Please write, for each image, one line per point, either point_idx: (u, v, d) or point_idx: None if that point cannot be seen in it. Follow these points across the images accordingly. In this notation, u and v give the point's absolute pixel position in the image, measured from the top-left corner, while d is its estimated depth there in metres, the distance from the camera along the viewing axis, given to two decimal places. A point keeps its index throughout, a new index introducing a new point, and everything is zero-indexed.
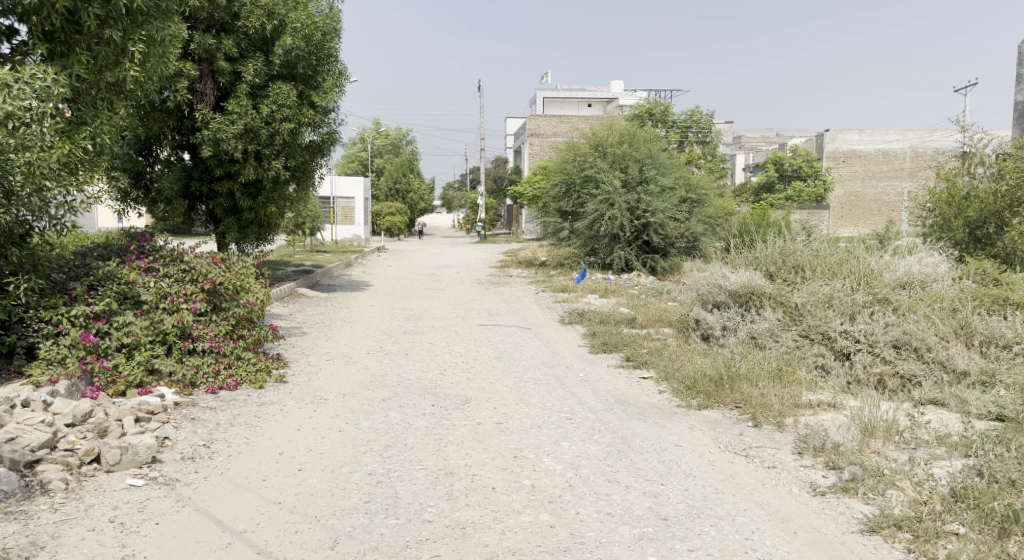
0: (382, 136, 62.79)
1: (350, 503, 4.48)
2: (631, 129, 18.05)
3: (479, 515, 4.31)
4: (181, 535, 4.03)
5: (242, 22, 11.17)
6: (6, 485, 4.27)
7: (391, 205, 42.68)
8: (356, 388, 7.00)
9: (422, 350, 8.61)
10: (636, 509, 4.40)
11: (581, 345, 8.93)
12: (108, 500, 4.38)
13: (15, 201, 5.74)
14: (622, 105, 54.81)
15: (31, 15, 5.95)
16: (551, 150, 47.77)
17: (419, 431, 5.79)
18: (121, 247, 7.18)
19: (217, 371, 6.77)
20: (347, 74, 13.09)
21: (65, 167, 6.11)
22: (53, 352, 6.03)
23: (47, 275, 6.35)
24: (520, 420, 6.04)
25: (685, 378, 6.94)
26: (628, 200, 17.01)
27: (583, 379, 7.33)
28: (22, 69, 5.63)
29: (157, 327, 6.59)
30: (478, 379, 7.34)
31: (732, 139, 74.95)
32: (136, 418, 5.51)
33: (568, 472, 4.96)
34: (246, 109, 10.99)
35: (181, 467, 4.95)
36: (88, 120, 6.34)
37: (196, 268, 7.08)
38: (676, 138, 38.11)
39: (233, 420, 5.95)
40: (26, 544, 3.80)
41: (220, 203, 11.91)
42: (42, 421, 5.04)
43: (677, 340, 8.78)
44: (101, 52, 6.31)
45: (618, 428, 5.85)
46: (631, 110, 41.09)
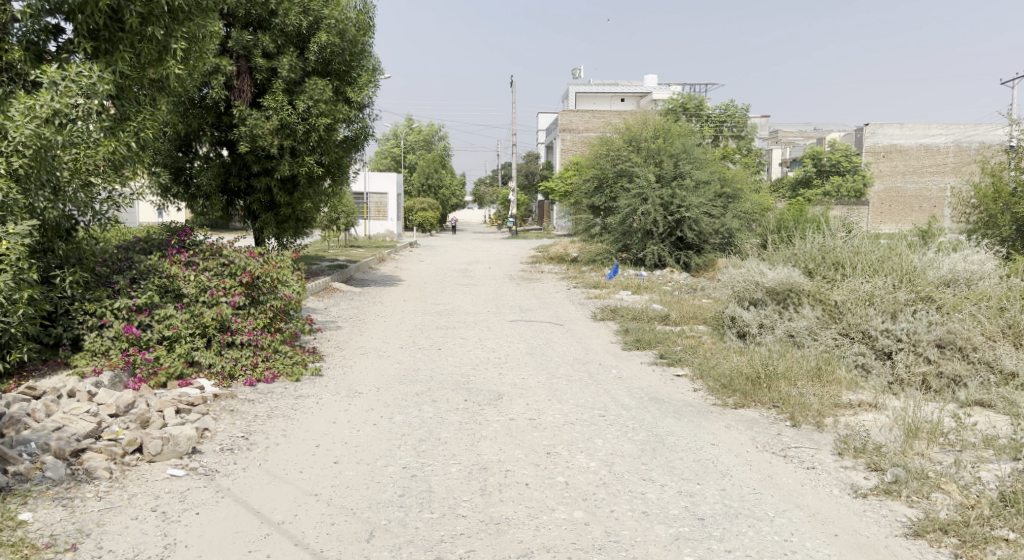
0: (415, 132, 63.21)
1: (385, 496, 4.51)
2: (665, 124, 17.82)
3: (513, 511, 4.31)
4: (221, 525, 4.09)
5: (279, 19, 11.28)
6: (53, 473, 4.41)
7: (424, 202, 42.94)
8: (390, 382, 7.05)
9: (455, 345, 8.63)
10: (672, 508, 4.35)
11: (614, 341, 8.88)
12: (151, 490, 4.46)
13: (62, 197, 5.92)
14: (654, 100, 54.45)
15: (76, 14, 6.04)
16: (584, 145, 47.47)
17: (453, 426, 5.80)
18: (161, 242, 7.34)
19: (255, 364, 6.88)
20: (381, 69, 13.15)
21: (110, 164, 6.27)
22: (97, 344, 6.14)
23: (91, 269, 6.50)
24: (553, 417, 6.01)
25: (720, 377, 6.83)
26: (662, 195, 16.81)
27: (616, 376, 7.29)
28: (68, 67, 5.77)
29: (197, 319, 6.68)
30: (511, 375, 7.34)
31: (769, 135, 73.72)
32: (177, 409, 5.61)
33: (602, 469, 4.93)
34: (281, 105, 11.16)
35: (220, 458, 5.03)
36: (131, 116, 6.46)
37: (235, 262, 7.21)
38: (711, 133, 37.72)
39: (271, 412, 6.04)
40: (73, 531, 3.89)
41: (258, 198, 12.03)
42: (86, 411, 5.18)
43: (713, 338, 8.62)
44: (144, 50, 6.42)
45: (652, 426, 5.79)
46: (664, 104, 40.68)
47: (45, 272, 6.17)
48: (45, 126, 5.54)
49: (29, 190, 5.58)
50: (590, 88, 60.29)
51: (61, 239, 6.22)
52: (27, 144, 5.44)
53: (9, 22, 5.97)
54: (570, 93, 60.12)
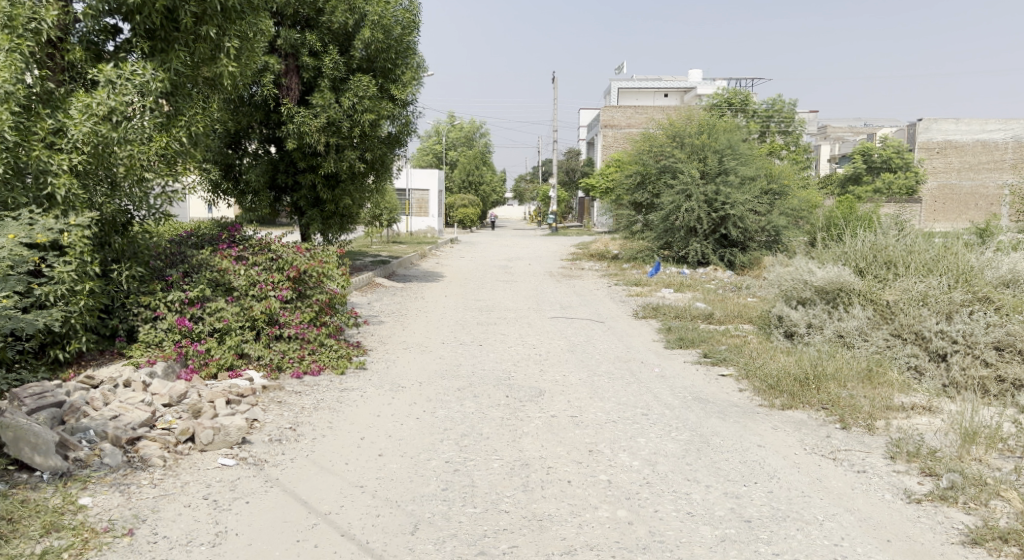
0: (456, 129, 63.61)
1: (429, 489, 4.54)
2: (710, 119, 17.56)
3: (556, 508, 4.30)
4: (270, 514, 4.17)
5: (326, 18, 11.47)
6: (111, 459, 4.57)
7: (464, 198, 43.17)
8: (432, 376, 7.10)
9: (496, 341, 8.65)
10: (718, 509, 4.29)
11: (656, 340, 8.78)
12: (202, 478, 4.58)
13: (118, 192, 6.18)
14: (699, 94, 53.78)
15: (134, 15, 6.22)
16: (626, 141, 47.07)
17: (495, 421, 5.81)
18: (212, 237, 7.52)
19: (302, 357, 6.99)
20: (425, 66, 13.24)
21: (163, 159, 6.43)
22: (151, 335, 6.36)
23: (146, 262, 6.68)
24: (595, 415, 5.97)
25: (767, 377, 6.70)
26: (706, 191, 16.57)
27: (659, 375, 7.22)
28: (123, 66, 5.92)
29: (247, 312, 6.81)
30: (552, 372, 7.33)
31: (817, 131, 72.18)
32: (228, 400, 5.74)
33: (646, 468, 4.88)
34: (328, 102, 11.30)
35: (269, 449, 5.13)
36: (184, 112, 6.57)
37: (283, 257, 7.33)
38: (758, 128, 37.06)
39: (318, 404, 6.14)
40: (130, 516, 4.02)
41: (304, 195, 12.22)
42: (141, 401, 5.34)
43: (759, 337, 8.44)
44: (198, 48, 6.56)
45: (697, 426, 5.71)
46: (709, 99, 40.16)
47: (102, 266, 6.36)
48: (102, 123, 5.76)
49: (87, 185, 5.91)
50: (633, 83, 59.71)
51: (118, 233, 6.46)
52: (85, 141, 5.71)
53: (71, 21, 6.18)
54: (612, 89, 59.74)
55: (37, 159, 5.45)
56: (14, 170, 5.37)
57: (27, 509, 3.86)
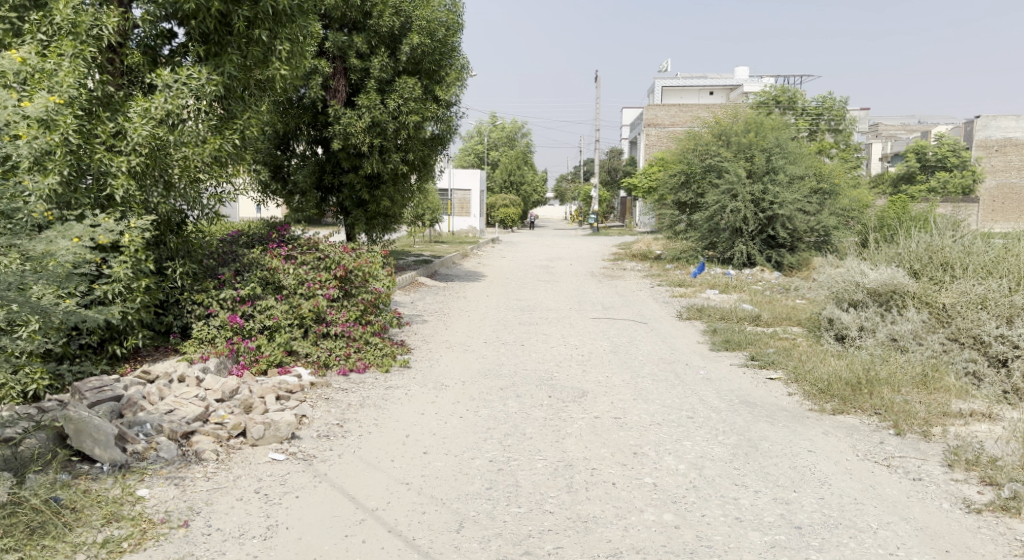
0: (498, 129, 63.85)
1: (473, 488, 4.56)
2: (757, 117, 17.26)
3: (601, 510, 4.27)
4: (319, 509, 4.24)
5: (373, 21, 11.61)
6: (167, 453, 4.71)
7: (506, 198, 43.27)
8: (475, 376, 7.13)
9: (538, 341, 8.65)
10: (767, 515, 4.21)
11: (701, 342, 8.66)
12: (254, 472, 4.68)
13: (173, 192, 6.40)
14: (745, 92, 52.96)
15: (190, 19, 6.39)
16: (669, 140, 46.54)
17: (538, 421, 5.81)
18: (262, 236, 7.68)
19: (348, 355, 7.10)
20: (469, 67, 13.30)
21: (216, 161, 6.57)
22: (205, 332, 6.50)
23: (199, 261, 6.86)
24: (639, 417, 5.91)
25: (818, 381, 6.54)
26: (753, 191, 16.28)
27: (704, 377, 7.11)
28: (179, 71, 6.14)
29: (295, 311, 6.96)
30: (595, 373, 7.28)
31: (868, 128, 70.38)
32: (277, 396, 5.87)
33: (692, 472, 4.81)
34: (374, 103, 11.45)
35: (317, 444, 5.23)
36: (236, 115, 6.72)
37: (330, 256, 7.45)
38: (807, 126, 36.27)
39: (363, 401, 6.23)
40: (185, 508, 4.13)
41: (349, 195, 12.37)
42: (195, 396, 5.49)
43: (809, 339, 8.25)
44: (250, 51, 6.68)
45: (744, 430, 5.61)
46: (757, 97, 39.52)
47: (158, 264, 6.55)
48: (159, 126, 5.97)
49: (145, 186, 6.09)
50: (676, 82, 59.01)
51: (173, 233, 6.66)
52: (143, 143, 5.91)
53: (130, 27, 6.38)
54: (656, 88, 59.21)
55: (99, 161, 5.67)
56: (77, 172, 5.57)
57: (89, 499, 4.00)
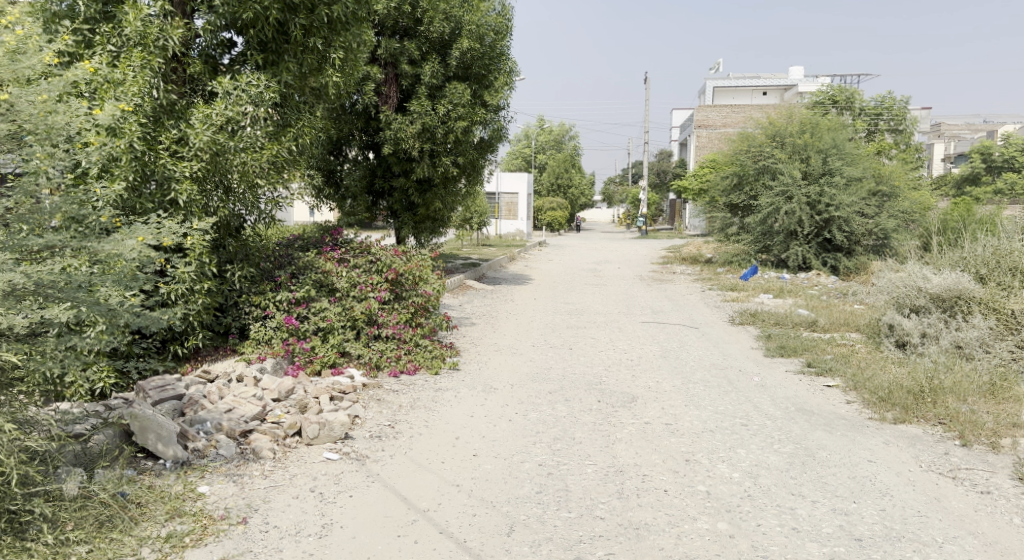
0: (545, 132, 63.86)
1: (523, 492, 4.56)
2: (813, 118, 16.87)
3: (653, 517, 4.22)
4: (372, 509, 4.31)
5: (425, 27, 11.78)
6: (226, 451, 4.83)
7: (553, 201, 43.24)
8: (524, 379, 7.14)
9: (587, 345, 8.59)
10: (825, 526, 4.09)
11: (755, 348, 8.49)
12: (309, 471, 4.78)
13: (233, 196, 6.61)
14: (800, 92, 51.77)
15: (249, 28, 6.56)
16: (721, 141, 45.82)
17: (587, 426, 5.78)
18: (316, 240, 7.83)
19: (399, 357, 7.18)
20: (517, 71, 13.37)
21: (273, 166, 6.74)
22: (261, 333, 6.69)
23: (257, 264, 7.04)
24: (691, 423, 5.83)
25: (878, 389, 6.35)
26: (809, 193, 15.88)
27: (759, 384, 6.97)
28: (240, 78, 6.32)
29: (348, 313, 7.07)
30: (645, 378, 7.20)
31: (929, 128, 68.01)
32: (331, 397, 5.98)
33: (747, 481, 4.72)
34: (425, 109, 11.58)
35: (370, 445, 5.31)
36: (292, 122, 6.88)
37: (382, 259, 7.56)
38: (866, 126, 35.22)
39: (414, 403, 6.30)
40: (244, 506, 4.24)
41: (398, 199, 12.54)
42: (253, 395, 5.64)
43: (868, 346, 8.00)
44: (306, 59, 6.84)
45: (801, 438, 5.48)
46: (812, 97, 38.58)
47: (218, 267, 6.76)
48: (220, 132, 6.16)
49: (205, 191, 6.30)
50: (727, 82, 58.07)
51: (232, 236, 6.86)
52: (204, 149, 6.09)
53: (192, 37, 6.54)
54: (706, 89, 58.36)
55: (162, 167, 5.88)
56: (142, 177, 5.82)
57: (153, 494, 4.15)
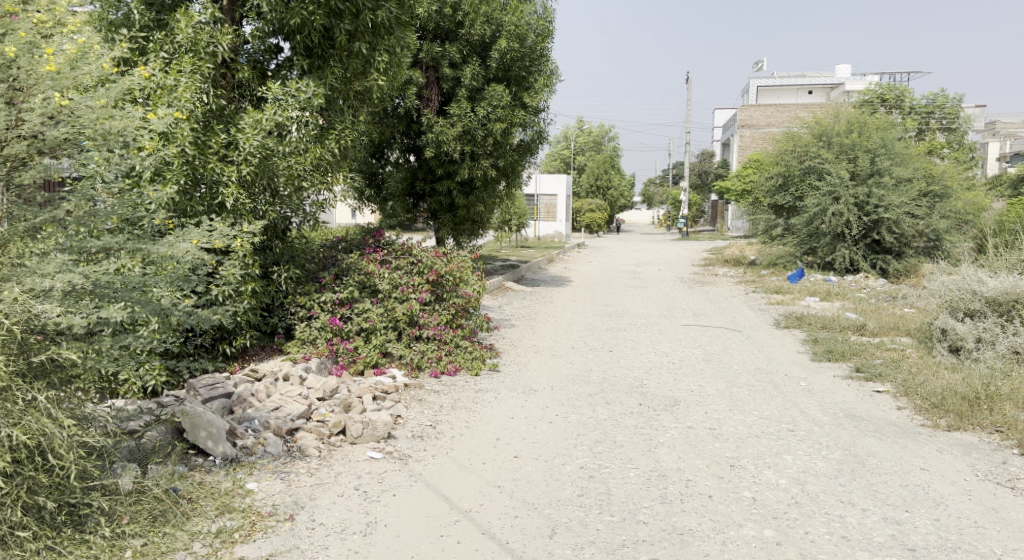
0: (585, 134, 63.70)
1: (565, 494, 4.55)
2: (860, 117, 16.49)
3: (697, 522, 4.17)
4: (416, 508, 4.35)
5: (466, 30, 11.88)
6: (273, 448, 4.93)
7: (592, 202, 43.06)
8: (564, 381, 7.12)
9: (627, 347, 8.54)
10: (876, 535, 3.99)
11: (801, 351, 8.33)
12: (354, 469, 4.85)
13: (280, 199, 6.75)
14: (846, 91, 50.61)
15: (296, 34, 6.68)
16: (764, 141, 45.06)
17: (629, 429, 5.74)
18: (359, 242, 7.94)
19: (440, 357, 7.23)
20: (558, 73, 13.38)
21: (318, 169, 6.87)
22: (307, 333, 6.86)
23: (302, 265, 7.20)
24: (735, 428, 5.74)
25: (930, 395, 6.17)
26: (856, 193, 15.53)
27: (805, 389, 6.84)
28: (289, 84, 6.47)
29: (390, 314, 7.15)
30: (687, 382, 7.11)
31: (984, 126, 65.84)
32: (374, 396, 6.06)
33: (794, 487, 4.62)
34: (465, 111, 11.65)
35: (412, 445, 5.36)
36: (336, 125, 6.99)
37: (423, 261, 7.61)
38: (917, 125, 34.23)
39: (455, 403, 6.35)
40: (291, 503, 4.32)
41: (439, 201, 12.63)
42: (299, 394, 5.75)
43: (920, 350, 7.77)
44: (351, 64, 6.95)
45: (850, 445, 5.36)
46: (861, 96, 37.67)
47: (264, 268, 6.92)
48: (268, 137, 6.31)
49: (253, 194, 6.45)
50: (770, 81, 57.14)
51: (279, 238, 7.01)
52: (254, 153, 6.25)
53: (241, 43, 6.69)
54: (749, 88, 57.50)
55: (211, 171, 6.04)
56: (193, 181, 5.97)
57: (204, 490, 4.26)
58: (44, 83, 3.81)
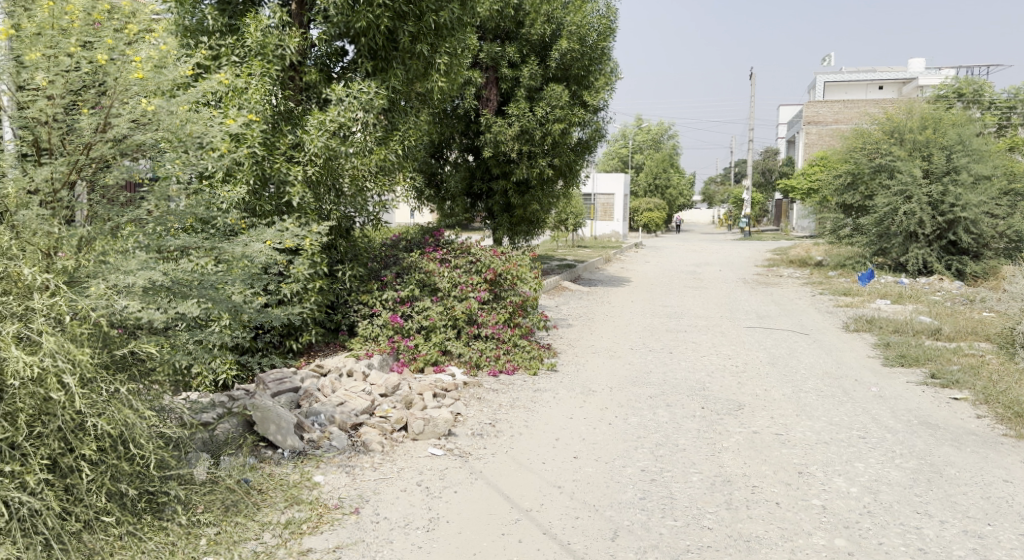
0: (643, 132, 63.02)
1: (627, 497, 4.51)
2: (935, 112, 15.84)
3: (764, 530, 4.07)
4: (477, 505, 4.38)
5: (526, 29, 11.94)
6: (339, 442, 5.04)
7: (650, 201, 42.56)
8: (623, 382, 7.06)
9: (688, 349, 8.40)
10: (956, 549, 3.82)
11: (872, 356, 8.04)
12: (415, 465, 4.91)
13: (344, 199, 6.90)
14: (920, 86, 48.57)
15: (361, 36, 6.78)
16: (831, 138, 43.69)
17: (691, 433, 5.65)
18: (420, 241, 8.06)
19: (498, 356, 7.26)
20: (619, 72, 13.29)
21: (381, 169, 6.99)
22: (369, 330, 7.01)
23: (365, 264, 7.38)
24: (803, 434, 5.59)
25: (1013, 404, 5.87)
26: (931, 192, 14.96)
27: (876, 395, 6.60)
28: (352, 86, 6.55)
29: (449, 312, 7.22)
30: (752, 385, 6.95)
31: None
32: (434, 394, 6.13)
33: (866, 496, 4.47)
34: (523, 111, 11.71)
35: (472, 443, 5.40)
36: (399, 126, 7.10)
37: (481, 260, 7.66)
38: (997, 120, 32.58)
39: (514, 402, 6.36)
40: (356, 496, 4.40)
41: (496, 200, 12.66)
42: (363, 390, 5.87)
43: (1001, 357, 7.41)
44: (413, 66, 7.04)
45: (925, 454, 5.14)
46: (936, 91, 36.09)
47: (329, 267, 7.11)
48: (332, 138, 6.43)
49: (319, 194, 6.60)
50: (837, 77, 55.37)
51: (343, 238, 7.19)
52: (319, 154, 6.39)
53: (309, 46, 6.85)
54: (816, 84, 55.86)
55: (279, 171, 6.21)
56: (262, 181, 6.15)
57: (273, 482, 4.38)
58: (131, 89, 3.97)
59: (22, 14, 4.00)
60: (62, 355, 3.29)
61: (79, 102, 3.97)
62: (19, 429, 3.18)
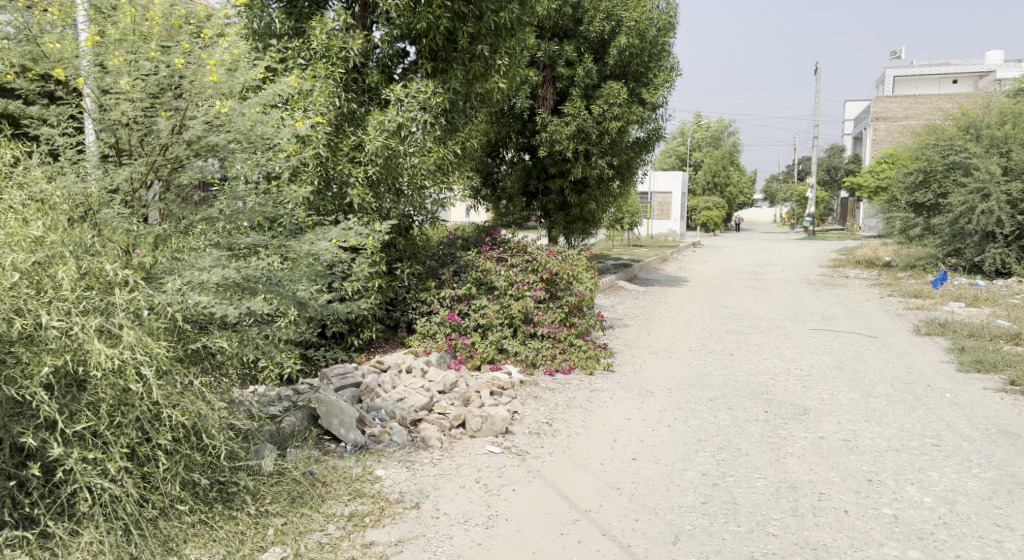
0: (701, 130, 61.92)
1: (688, 500, 4.44)
2: (1015, 107, 15.13)
3: (832, 538, 3.95)
4: (536, 504, 4.38)
5: (584, 27, 11.90)
6: (399, 437, 5.11)
7: (707, 201, 41.75)
8: (682, 384, 6.95)
9: (749, 351, 8.22)
10: None
11: (946, 361, 7.71)
12: (474, 462, 4.95)
13: (404, 198, 7.01)
14: (1000, 78, 46.29)
15: (422, 37, 6.88)
16: (901, 135, 42.09)
17: (753, 437, 5.52)
18: (477, 241, 8.15)
19: (554, 356, 7.25)
20: (679, 68, 13.08)
21: (439, 169, 7.06)
22: (427, 327, 7.13)
23: (423, 262, 7.56)
24: (872, 441, 5.40)
25: None
26: (1010, 189, 14.30)
27: (951, 401, 6.33)
28: (409, 85, 6.66)
29: (506, 311, 7.23)
30: (817, 390, 6.75)
31: None
32: (491, 392, 6.16)
33: (941, 507, 4.29)
34: (579, 110, 11.64)
35: (530, 441, 5.40)
36: (459, 127, 7.23)
37: (538, 259, 7.65)
38: None
39: (570, 402, 6.33)
40: (416, 491, 4.46)
41: (553, 199, 12.63)
42: (421, 386, 5.94)
43: None
44: (472, 66, 7.09)
45: (1006, 464, 4.90)
46: (1016, 84, 34.34)
47: (389, 265, 7.30)
48: (391, 138, 6.53)
49: (379, 193, 6.73)
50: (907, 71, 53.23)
51: (403, 236, 7.38)
52: (378, 154, 6.51)
53: (371, 48, 6.99)
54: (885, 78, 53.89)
55: (341, 172, 6.36)
56: (325, 181, 6.30)
57: (337, 475, 4.46)
58: (205, 92, 4.13)
59: (104, 21, 4.19)
60: (141, 348, 3.40)
61: (156, 105, 4.14)
62: (101, 419, 3.30)
